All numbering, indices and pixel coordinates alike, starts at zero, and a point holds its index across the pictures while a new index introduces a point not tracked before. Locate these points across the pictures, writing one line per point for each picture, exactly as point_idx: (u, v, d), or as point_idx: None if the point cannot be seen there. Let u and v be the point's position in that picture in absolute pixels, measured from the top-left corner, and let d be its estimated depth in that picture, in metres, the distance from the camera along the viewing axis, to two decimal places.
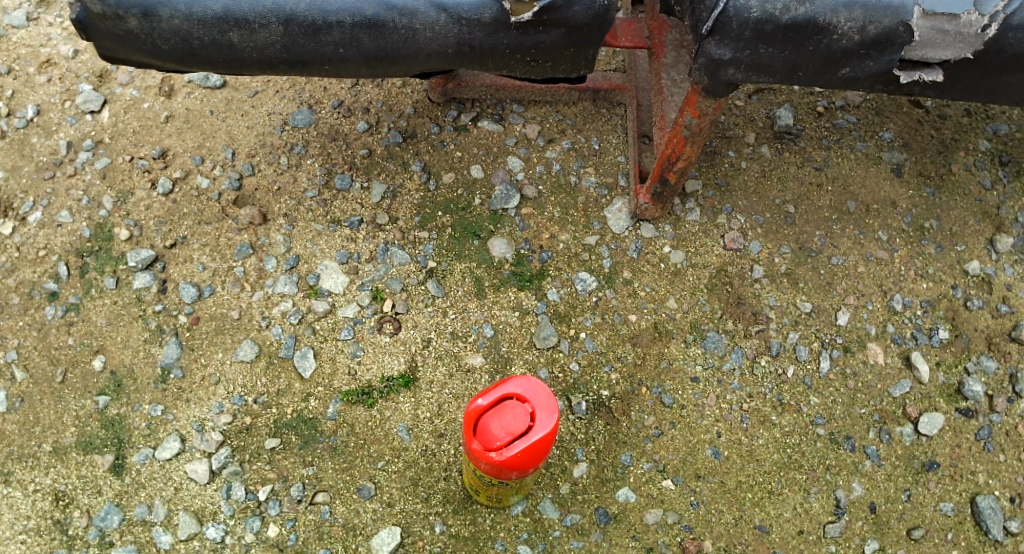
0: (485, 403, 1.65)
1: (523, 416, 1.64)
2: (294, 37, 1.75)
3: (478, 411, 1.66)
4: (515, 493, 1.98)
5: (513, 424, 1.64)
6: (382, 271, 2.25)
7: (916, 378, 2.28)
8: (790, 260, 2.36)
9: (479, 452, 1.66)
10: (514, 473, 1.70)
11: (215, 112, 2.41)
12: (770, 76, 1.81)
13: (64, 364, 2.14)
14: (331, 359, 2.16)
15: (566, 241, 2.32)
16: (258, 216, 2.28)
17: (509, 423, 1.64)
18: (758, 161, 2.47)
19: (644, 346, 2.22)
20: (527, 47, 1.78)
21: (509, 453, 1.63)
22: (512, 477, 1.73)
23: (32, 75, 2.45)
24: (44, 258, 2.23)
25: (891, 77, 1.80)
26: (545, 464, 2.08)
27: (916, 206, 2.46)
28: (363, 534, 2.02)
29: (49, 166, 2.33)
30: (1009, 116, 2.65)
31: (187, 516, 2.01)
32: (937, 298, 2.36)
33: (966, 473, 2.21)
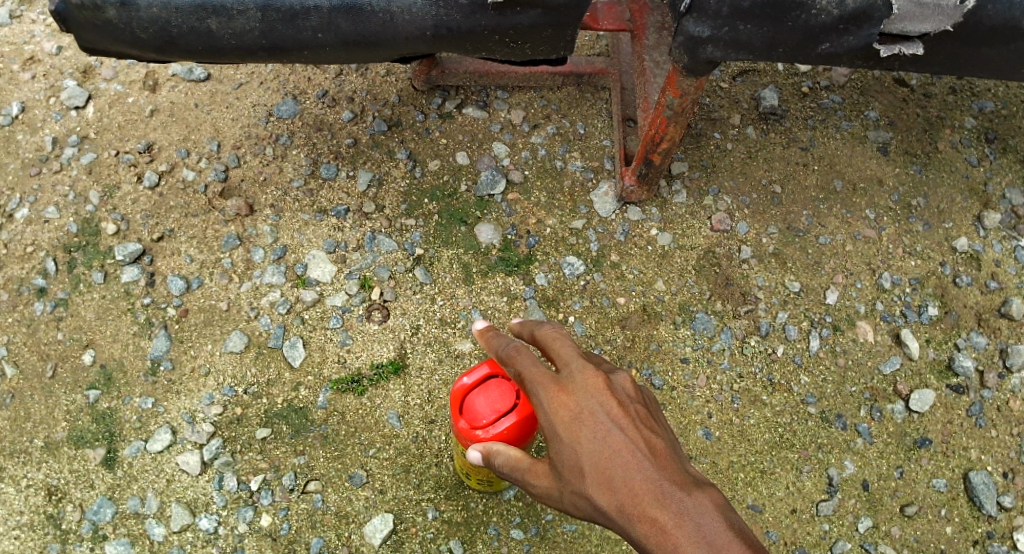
0: (470, 381, 1.66)
1: (508, 393, 1.63)
2: (272, 22, 1.75)
3: (465, 390, 1.66)
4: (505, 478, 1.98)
5: (498, 401, 1.63)
6: (370, 259, 2.25)
7: (906, 355, 2.28)
8: (777, 241, 2.36)
9: (465, 431, 1.65)
10: None
11: (200, 105, 2.40)
12: (751, 53, 1.81)
13: (54, 359, 2.14)
14: (320, 348, 2.16)
15: (553, 226, 2.32)
16: (244, 208, 2.28)
17: (495, 399, 1.63)
18: (743, 143, 2.47)
19: (633, 328, 2.22)
20: (505, 28, 1.78)
21: (494, 430, 1.62)
22: None
23: (16, 72, 2.44)
24: (32, 254, 2.23)
25: (870, 52, 1.81)
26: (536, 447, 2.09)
27: (903, 183, 2.46)
28: (355, 522, 2.03)
29: (35, 162, 2.32)
30: (995, 93, 2.64)
31: (180, 508, 2.02)
32: (926, 276, 2.37)
33: (958, 449, 2.21)
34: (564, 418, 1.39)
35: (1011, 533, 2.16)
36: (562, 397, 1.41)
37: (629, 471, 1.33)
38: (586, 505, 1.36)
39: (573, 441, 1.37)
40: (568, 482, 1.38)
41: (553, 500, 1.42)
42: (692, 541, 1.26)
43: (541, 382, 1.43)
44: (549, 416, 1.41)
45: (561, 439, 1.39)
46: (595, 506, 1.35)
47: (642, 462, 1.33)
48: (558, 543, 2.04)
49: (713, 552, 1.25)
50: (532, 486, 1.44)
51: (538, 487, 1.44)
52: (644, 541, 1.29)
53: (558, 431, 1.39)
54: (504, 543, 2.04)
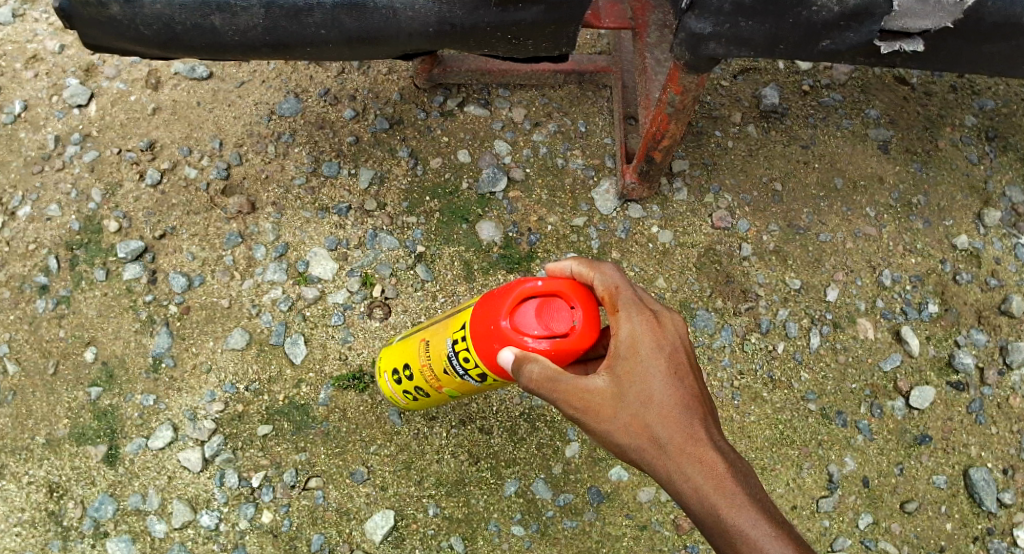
0: (540, 286, 1.54)
1: (568, 318, 1.52)
2: (276, 19, 1.76)
3: (529, 292, 1.54)
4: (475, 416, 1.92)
5: (555, 320, 1.52)
6: (371, 257, 2.26)
7: (907, 352, 2.28)
8: (778, 238, 2.36)
9: (504, 332, 1.53)
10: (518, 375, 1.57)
11: (202, 103, 2.40)
12: (753, 49, 1.81)
13: (55, 356, 2.14)
14: (322, 345, 2.17)
15: (554, 224, 2.32)
16: (246, 206, 2.28)
17: (552, 318, 1.52)
18: (744, 141, 2.47)
19: None
20: (508, 24, 1.79)
21: (534, 346, 1.51)
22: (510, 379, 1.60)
23: (18, 70, 2.42)
24: (34, 251, 2.23)
25: (872, 49, 1.81)
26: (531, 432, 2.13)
27: (903, 181, 2.47)
28: (356, 518, 2.05)
29: (37, 160, 2.32)
30: (995, 92, 2.64)
31: (181, 504, 2.03)
32: (926, 273, 2.37)
33: (959, 446, 2.23)
34: (640, 351, 1.54)
35: (1011, 529, 2.19)
36: (641, 334, 1.55)
37: (696, 419, 1.53)
38: (643, 432, 1.51)
39: (656, 367, 1.53)
40: (633, 408, 1.51)
41: (598, 421, 1.52)
42: (742, 487, 1.48)
43: (622, 320, 1.56)
44: (621, 348, 1.54)
45: (630, 371, 1.53)
46: (654, 434, 1.50)
47: (702, 417, 1.54)
48: (559, 539, 2.06)
49: (754, 501, 1.48)
50: (586, 396, 1.51)
51: (586, 405, 1.51)
52: (700, 479, 1.48)
53: (631, 362, 1.53)
54: (505, 539, 2.05)
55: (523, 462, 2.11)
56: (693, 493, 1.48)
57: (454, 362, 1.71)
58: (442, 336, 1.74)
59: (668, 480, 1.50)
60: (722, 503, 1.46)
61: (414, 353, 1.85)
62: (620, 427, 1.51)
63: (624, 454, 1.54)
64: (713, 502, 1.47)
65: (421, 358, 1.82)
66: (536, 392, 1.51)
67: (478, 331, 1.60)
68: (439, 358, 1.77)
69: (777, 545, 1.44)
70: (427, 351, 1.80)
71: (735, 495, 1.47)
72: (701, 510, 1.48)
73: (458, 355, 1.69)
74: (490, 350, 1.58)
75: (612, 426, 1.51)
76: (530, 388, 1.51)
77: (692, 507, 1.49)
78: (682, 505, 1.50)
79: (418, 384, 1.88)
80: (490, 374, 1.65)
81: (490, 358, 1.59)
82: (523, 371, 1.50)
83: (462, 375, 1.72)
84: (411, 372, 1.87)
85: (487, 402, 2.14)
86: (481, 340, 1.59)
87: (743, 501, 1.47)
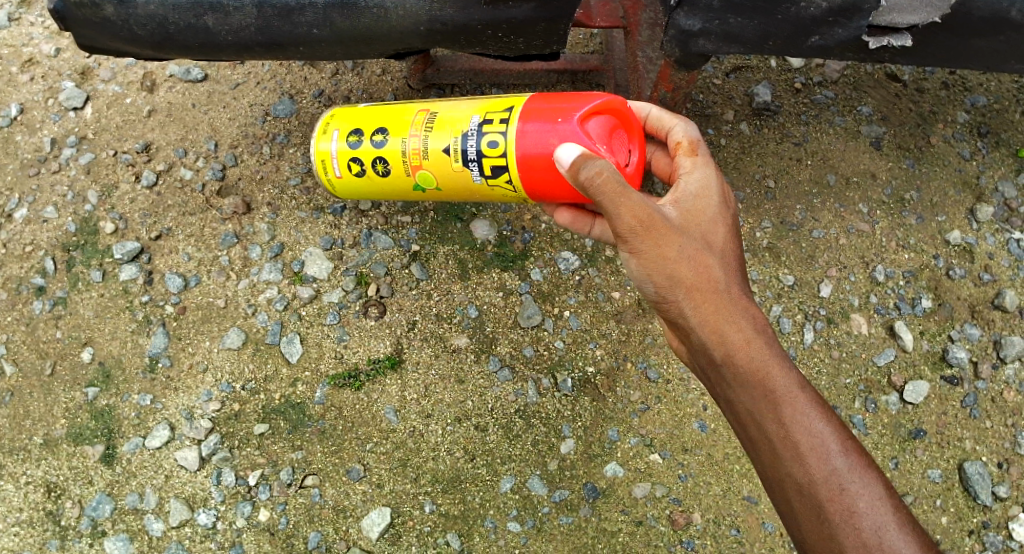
0: (625, 108, 1.76)
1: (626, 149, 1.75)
2: (268, 19, 1.78)
3: (612, 107, 1.75)
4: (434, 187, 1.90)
5: (616, 145, 1.74)
6: (366, 256, 2.26)
7: (900, 347, 2.30)
8: (771, 235, 2.38)
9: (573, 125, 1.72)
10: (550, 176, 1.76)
11: (197, 105, 2.40)
12: (743, 46, 1.85)
13: (52, 357, 2.16)
14: (318, 344, 2.18)
15: (548, 222, 2.31)
16: (241, 206, 2.28)
17: (616, 143, 1.74)
18: (737, 139, 2.47)
19: (628, 323, 2.23)
20: (500, 21, 1.80)
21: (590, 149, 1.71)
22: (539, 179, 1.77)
23: (14, 74, 2.43)
24: (30, 253, 2.24)
25: (861, 44, 1.84)
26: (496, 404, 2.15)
27: (895, 177, 2.47)
28: (353, 516, 2.06)
29: (33, 163, 2.33)
30: (987, 88, 2.61)
31: (178, 503, 2.05)
32: (919, 269, 2.38)
33: (953, 440, 2.24)
34: (705, 198, 1.71)
35: (1007, 523, 2.19)
36: (709, 184, 1.72)
37: (744, 286, 1.69)
38: (701, 271, 1.63)
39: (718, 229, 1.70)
40: (697, 244, 1.63)
41: (655, 248, 1.60)
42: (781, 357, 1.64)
43: (696, 164, 1.75)
44: (689, 190, 1.71)
45: (694, 215, 1.69)
46: (710, 275, 1.64)
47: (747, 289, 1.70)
48: (555, 535, 2.07)
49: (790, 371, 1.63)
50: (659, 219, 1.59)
51: (652, 230, 1.58)
52: (745, 333, 1.64)
53: (694, 205, 1.70)
54: (501, 535, 2.07)
55: (518, 459, 2.11)
56: (736, 342, 1.63)
57: (469, 145, 1.80)
58: (464, 112, 1.83)
59: (707, 323, 1.64)
60: (760, 358, 1.62)
61: (403, 125, 1.88)
62: (679, 259, 1.61)
63: (666, 286, 1.63)
64: (749, 356, 1.62)
65: (415, 131, 1.86)
66: (601, 196, 1.56)
67: (538, 117, 1.75)
68: (441, 145, 1.84)
69: (808, 409, 1.60)
70: (429, 118, 1.86)
71: (773, 355, 1.63)
72: (738, 358, 1.62)
73: (484, 137, 1.79)
74: (541, 140, 1.74)
75: (670, 257, 1.60)
76: (596, 192, 1.56)
77: (726, 352, 1.63)
78: (713, 349, 1.64)
79: (393, 156, 1.89)
80: (510, 169, 1.78)
81: (533, 145, 1.74)
82: (597, 172, 1.55)
83: (468, 164, 1.82)
84: (391, 144, 1.88)
85: (483, 400, 2.15)
86: (537, 128, 1.74)
87: (777, 359, 1.63)
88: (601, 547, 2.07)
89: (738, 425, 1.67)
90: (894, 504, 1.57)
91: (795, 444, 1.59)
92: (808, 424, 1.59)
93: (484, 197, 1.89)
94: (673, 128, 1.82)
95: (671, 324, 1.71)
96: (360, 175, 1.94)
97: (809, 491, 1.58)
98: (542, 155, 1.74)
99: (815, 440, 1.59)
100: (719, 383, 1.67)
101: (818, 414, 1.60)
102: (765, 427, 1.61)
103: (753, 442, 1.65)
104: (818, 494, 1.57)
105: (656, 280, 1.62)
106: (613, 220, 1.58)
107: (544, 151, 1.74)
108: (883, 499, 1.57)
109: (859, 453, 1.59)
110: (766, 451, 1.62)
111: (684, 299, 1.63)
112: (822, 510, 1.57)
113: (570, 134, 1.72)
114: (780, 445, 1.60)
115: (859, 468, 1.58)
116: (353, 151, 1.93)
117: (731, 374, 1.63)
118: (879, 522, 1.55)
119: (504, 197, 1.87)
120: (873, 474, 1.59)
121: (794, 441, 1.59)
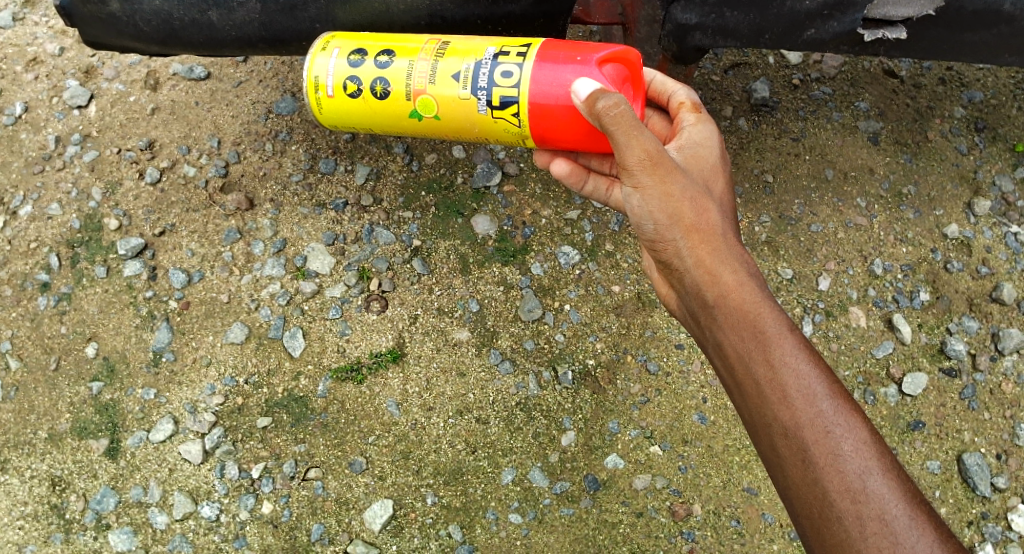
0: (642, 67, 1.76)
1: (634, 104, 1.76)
2: (271, 13, 1.87)
3: (631, 62, 1.74)
4: (434, 115, 1.80)
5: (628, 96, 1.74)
6: (368, 251, 2.27)
7: (898, 340, 2.31)
8: (770, 229, 2.39)
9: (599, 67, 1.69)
10: (563, 112, 1.70)
11: (200, 103, 2.41)
12: (738, 40, 1.92)
13: (57, 352, 2.18)
14: (320, 338, 2.20)
15: (548, 217, 2.33)
16: (244, 202, 2.30)
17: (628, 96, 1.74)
18: (735, 135, 2.49)
19: (628, 316, 2.25)
20: (498, 17, 1.88)
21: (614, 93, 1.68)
22: (551, 113, 1.71)
23: (19, 73, 2.44)
24: (35, 250, 2.26)
25: (856, 37, 1.90)
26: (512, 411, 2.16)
27: (893, 172, 2.48)
28: (355, 508, 2.08)
29: (38, 160, 2.34)
30: (984, 83, 2.63)
31: (182, 496, 2.07)
32: (917, 262, 2.39)
33: (952, 432, 2.26)
34: (704, 151, 1.75)
35: (1006, 514, 2.20)
36: (710, 139, 1.77)
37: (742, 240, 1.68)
38: (700, 212, 1.63)
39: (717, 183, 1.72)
40: (697, 187, 1.64)
41: (659, 184, 1.61)
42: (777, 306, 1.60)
43: (700, 120, 1.80)
44: (689, 140, 1.76)
45: (695, 162, 1.72)
46: (707, 217, 1.63)
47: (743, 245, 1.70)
48: (556, 526, 2.09)
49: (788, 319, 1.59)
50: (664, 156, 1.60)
51: (658, 166, 1.60)
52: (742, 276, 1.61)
53: (695, 155, 1.74)
54: (503, 527, 2.08)
55: (519, 451, 2.13)
56: (729, 283, 1.59)
57: (482, 75, 1.74)
58: (480, 43, 1.77)
59: (701, 262, 1.62)
60: (751, 299, 1.58)
61: (412, 50, 1.80)
62: (680, 197, 1.61)
63: (665, 226, 1.63)
64: (741, 297, 1.58)
65: (424, 56, 1.77)
66: (616, 126, 1.58)
67: (554, 57, 1.71)
68: (450, 71, 1.76)
69: (797, 351, 1.53)
70: (441, 45, 1.78)
71: (765, 297, 1.59)
72: (731, 298, 1.58)
73: (499, 67, 1.73)
74: (557, 76, 1.69)
75: (672, 195, 1.62)
76: (609, 123, 1.58)
77: (719, 292, 1.59)
78: (706, 290, 1.61)
79: (396, 79, 1.80)
80: (521, 104, 1.72)
81: (548, 84, 1.69)
82: (614, 103, 1.58)
83: (476, 93, 1.74)
84: (396, 66, 1.79)
85: (484, 393, 2.17)
86: (555, 66, 1.69)
87: (769, 302, 1.59)
88: (602, 539, 2.09)
89: (726, 370, 1.61)
90: (879, 449, 1.49)
91: (782, 385, 1.52)
92: (795, 366, 1.52)
93: (484, 132, 1.81)
94: (675, 93, 1.88)
95: (665, 269, 1.69)
96: (353, 96, 1.82)
97: (794, 434, 1.50)
98: (557, 94, 1.69)
99: (802, 382, 1.51)
100: (709, 326, 1.62)
101: (805, 357, 1.53)
102: (753, 369, 1.55)
103: (740, 386, 1.58)
104: (803, 436, 1.49)
105: (656, 218, 1.63)
106: (622, 154, 1.60)
107: (559, 89, 1.69)
108: (867, 443, 1.48)
109: (847, 397, 1.52)
110: (752, 395, 1.56)
111: (681, 239, 1.63)
112: (807, 453, 1.49)
113: (588, 73, 1.68)
114: (766, 387, 1.53)
115: (845, 412, 1.50)
116: (353, 70, 1.81)
117: (722, 315, 1.59)
118: (862, 466, 1.47)
119: (504, 135, 1.80)
120: (860, 420, 1.51)
121: (781, 383, 1.52)
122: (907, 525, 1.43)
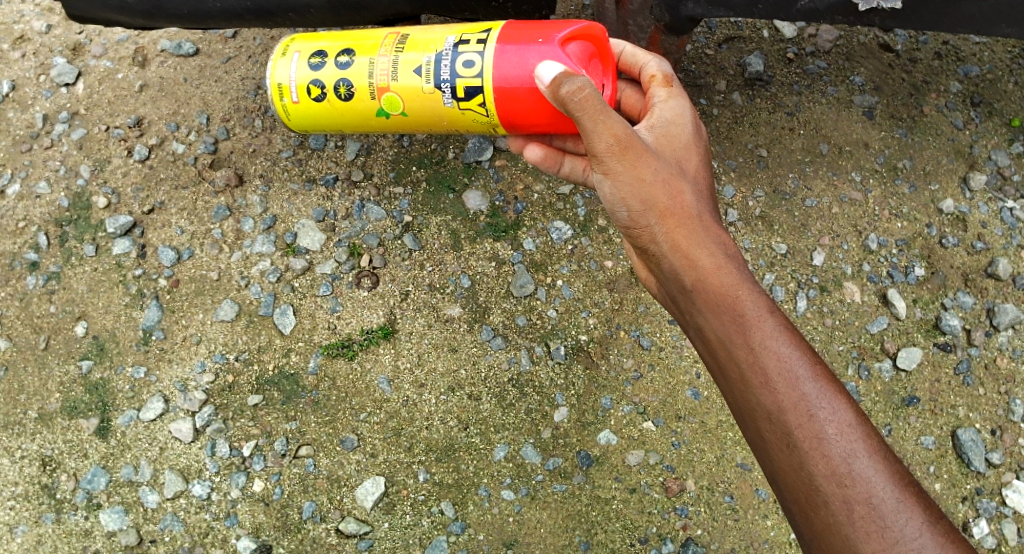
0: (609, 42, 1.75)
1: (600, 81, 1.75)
2: None
3: (596, 39, 1.73)
4: (396, 110, 1.81)
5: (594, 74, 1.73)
6: (358, 227, 2.25)
7: (893, 315, 2.30)
8: (764, 203, 2.38)
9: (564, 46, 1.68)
10: (531, 98, 1.69)
11: (189, 80, 2.38)
12: (731, 9, 1.91)
13: (46, 331, 2.16)
14: (311, 315, 2.18)
15: (540, 192, 2.31)
16: (233, 178, 2.28)
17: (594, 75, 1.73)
18: (730, 108, 2.46)
19: (621, 291, 2.23)
20: None
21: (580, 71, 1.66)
22: (518, 98, 1.69)
23: (6, 51, 2.41)
24: (23, 229, 2.24)
25: (850, 7, 1.88)
26: (521, 398, 2.14)
27: (889, 146, 2.46)
28: (347, 485, 2.07)
29: (26, 139, 2.32)
30: (980, 57, 2.60)
31: (173, 475, 2.06)
32: (913, 237, 2.38)
33: (947, 407, 2.25)
34: (676, 129, 1.72)
35: (1000, 489, 2.20)
36: (682, 114, 1.74)
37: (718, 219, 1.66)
38: (674, 195, 1.61)
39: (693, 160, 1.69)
40: (671, 168, 1.62)
41: (630, 169, 1.58)
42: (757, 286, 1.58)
43: (671, 94, 1.76)
44: (662, 117, 1.73)
45: (667, 143, 1.69)
46: (682, 200, 1.61)
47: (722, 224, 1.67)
48: (549, 502, 2.08)
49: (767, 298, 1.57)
50: (636, 137, 1.57)
51: (628, 150, 1.56)
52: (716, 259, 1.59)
53: (667, 134, 1.70)
54: (495, 503, 2.08)
55: (512, 427, 2.12)
56: (706, 266, 1.58)
57: (444, 67, 1.73)
58: (438, 34, 1.76)
59: (677, 246, 1.60)
60: (729, 281, 1.56)
61: (371, 47, 1.80)
62: (653, 181, 1.59)
63: (640, 212, 1.61)
64: (719, 279, 1.57)
65: (385, 52, 1.78)
66: (581, 112, 1.54)
67: (516, 39, 1.69)
68: (412, 65, 1.76)
69: (778, 333, 1.52)
70: (401, 39, 1.79)
71: (744, 278, 1.57)
72: (709, 281, 1.57)
73: (461, 57, 1.72)
74: (521, 59, 1.67)
75: (644, 179, 1.59)
76: (574, 108, 1.54)
77: (696, 276, 1.58)
78: (683, 274, 1.60)
79: (359, 77, 1.80)
80: (486, 92, 1.71)
81: (513, 68, 1.68)
82: (578, 87, 1.53)
83: (440, 86, 1.74)
84: (357, 65, 1.79)
85: (476, 368, 2.16)
86: (517, 49, 1.68)
87: (748, 283, 1.57)
88: (595, 515, 2.08)
89: (708, 353, 1.60)
90: (864, 431, 1.48)
91: (763, 369, 1.50)
92: (776, 349, 1.51)
93: (454, 124, 1.81)
94: (646, 65, 1.84)
95: (643, 253, 1.68)
96: (318, 100, 1.84)
97: (778, 418, 1.49)
98: (522, 78, 1.68)
99: (784, 364, 1.50)
100: (689, 310, 1.61)
101: (786, 338, 1.52)
102: (733, 353, 1.54)
103: (723, 370, 1.57)
104: (787, 421, 1.48)
105: (630, 205, 1.61)
106: (590, 140, 1.56)
107: (523, 72, 1.67)
108: (852, 426, 1.48)
109: (829, 378, 1.50)
110: (734, 379, 1.54)
111: (656, 224, 1.61)
112: (791, 437, 1.48)
113: (552, 54, 1.66)
114: (748, 371, 1.52)
115: (829, 394, 1.49)
116: (314, 73, 1.82)
117: (701, 298, 1.58)
118: (848, 449, 1.46)
119: (473, 125, 1.79)
120: (844, 401, 1.50)
121: (762, 366, 1.51)
122: (894, 507, 1.43)
